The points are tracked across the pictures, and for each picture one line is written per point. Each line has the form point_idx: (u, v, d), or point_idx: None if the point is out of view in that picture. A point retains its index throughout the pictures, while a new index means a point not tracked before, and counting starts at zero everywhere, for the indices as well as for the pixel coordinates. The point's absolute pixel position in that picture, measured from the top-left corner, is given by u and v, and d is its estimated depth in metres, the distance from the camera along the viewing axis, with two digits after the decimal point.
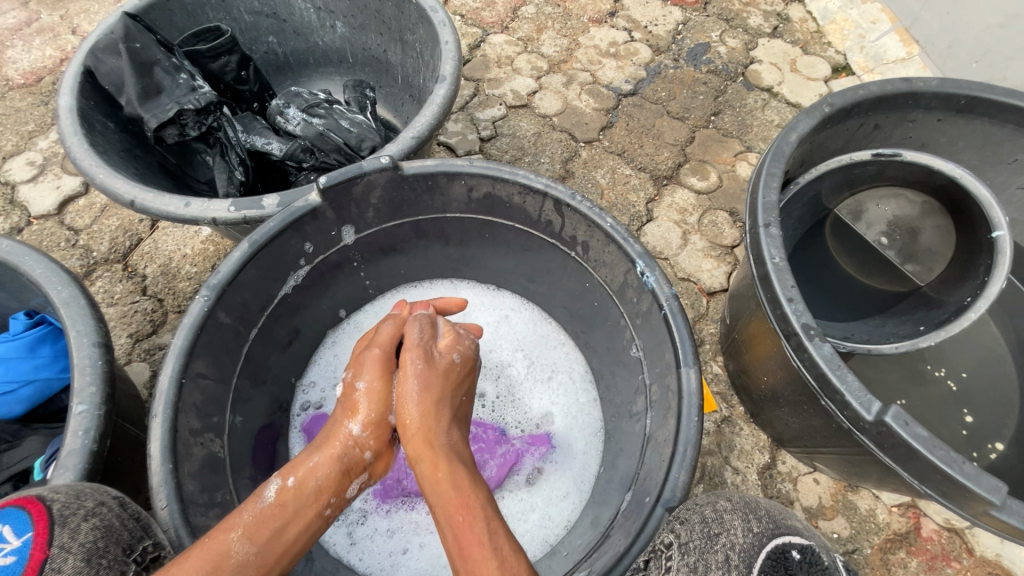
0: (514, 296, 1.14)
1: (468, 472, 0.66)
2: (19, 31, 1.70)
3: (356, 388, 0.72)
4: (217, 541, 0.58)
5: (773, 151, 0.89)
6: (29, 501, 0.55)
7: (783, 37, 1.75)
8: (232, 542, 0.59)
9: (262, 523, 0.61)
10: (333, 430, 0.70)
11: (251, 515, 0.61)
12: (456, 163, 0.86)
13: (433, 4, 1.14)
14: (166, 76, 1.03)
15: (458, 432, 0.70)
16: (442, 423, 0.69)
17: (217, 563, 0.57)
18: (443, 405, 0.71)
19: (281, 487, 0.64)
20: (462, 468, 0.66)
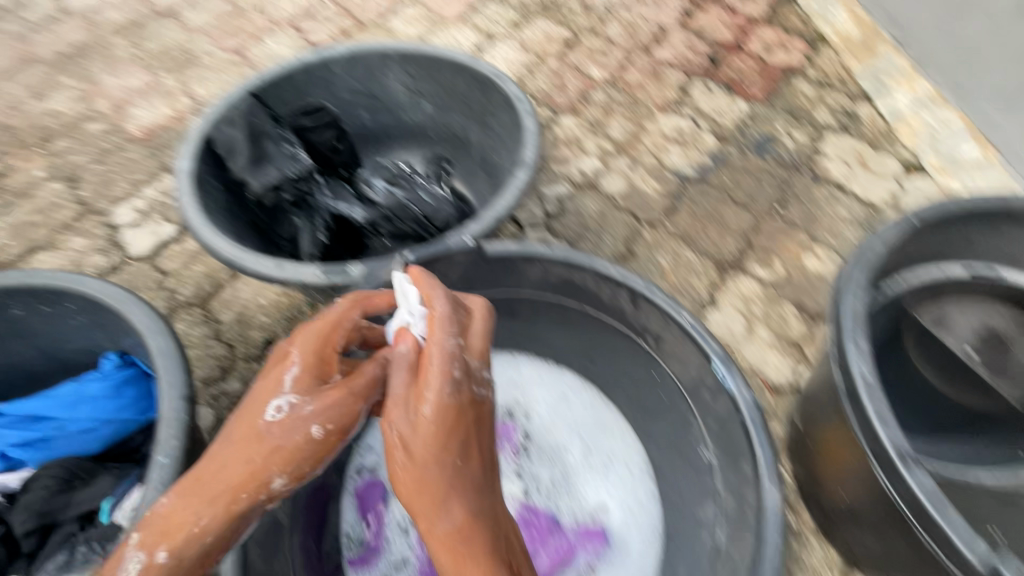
0: (573, 375, 1.10)
1: (468, 549, 0.65)
2: (143, 92, 1.92)
3: (289, 433, 0.71)
4: None
5: (857, 259, 0.88)
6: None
7: (851, 133, 1.77)
8: None
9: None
10: (241, 483, 0.69)
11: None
12: (534, 248, 0.90)
13: (519, 93, 1.21)
14: (273, 146, 1.18)
15: (457, 504, 0.67)
16: (438, 498, 0.67)
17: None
18: (426, 467, 0.68)
19: (149, 559, 0.66)
20: (464, 544, 0.66)
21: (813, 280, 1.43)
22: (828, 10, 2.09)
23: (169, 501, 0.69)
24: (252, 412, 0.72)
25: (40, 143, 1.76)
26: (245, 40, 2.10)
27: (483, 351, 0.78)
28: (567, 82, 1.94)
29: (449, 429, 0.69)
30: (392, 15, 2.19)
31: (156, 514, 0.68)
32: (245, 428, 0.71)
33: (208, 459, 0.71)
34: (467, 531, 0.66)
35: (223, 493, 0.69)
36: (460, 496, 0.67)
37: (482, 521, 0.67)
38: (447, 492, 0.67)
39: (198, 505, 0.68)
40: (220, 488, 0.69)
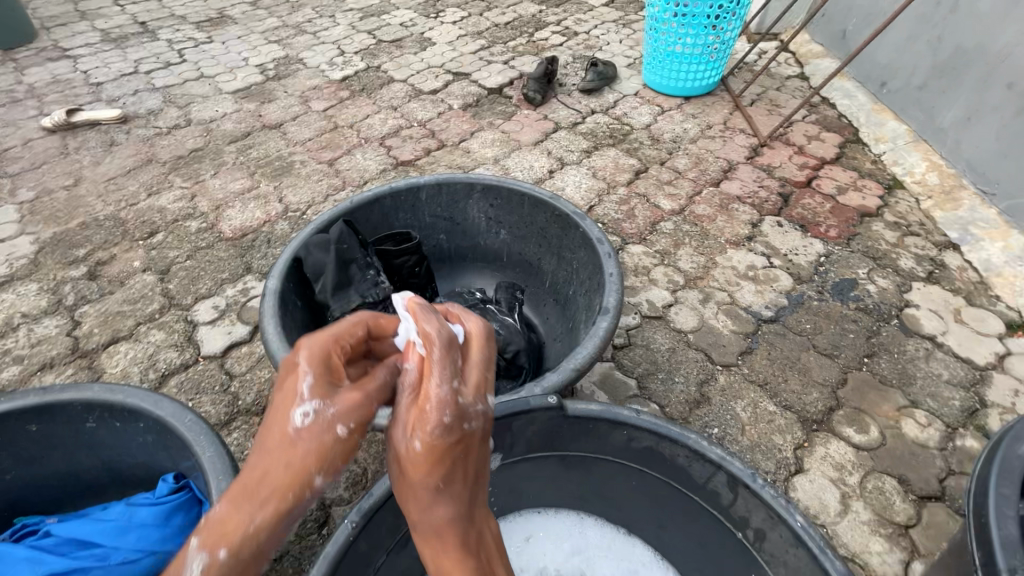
0: (644, 547, 0.99)
1: (448, 553, 0.67)
2: (241, 195, 2.10)
3: (319, 435, 0.61)
4: None
5: (1000, 463, 0.75)
6: None
7: (940, 283, 1.67)
8: None
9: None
10: (280, 489, 0.59)
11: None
12: (621, 412, 0.83)
13: (599, 234, 1.22)
14: (358, 272, 1.19)
15: (438, 513, 0.66)
16: (421, 508, 0.66)
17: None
18: (419, 490, 0.66)
19: (210, 561, 0.57)
20: (443, 550, 0.67)
21: (914, 450, 1.28)
22: (903, 156, 2.09)
23: (223, 510, 0.60)
24: (279, 414, 0.63)
25: (143, 237, 1.91)
26: (337, 154, 2.30)
27: (485, 377, 0.72)
28: (635, 210, 1.97)
29: (444, 461, 0.65)
30: (471, 138, 2.37)
31: (210, 521, 0.59)
32: (273, 431, 0.62)
33: (251, 460, 0.62)
34: (451, 551, 0.67)
35: (268, 495, 0.59)
36: (449, 518, 0.67)
37: (464, 539, 0.69)
38: (433, 511, 0.66)
39: (248, 506, 0.59)
40: (266, 491, 0.59)
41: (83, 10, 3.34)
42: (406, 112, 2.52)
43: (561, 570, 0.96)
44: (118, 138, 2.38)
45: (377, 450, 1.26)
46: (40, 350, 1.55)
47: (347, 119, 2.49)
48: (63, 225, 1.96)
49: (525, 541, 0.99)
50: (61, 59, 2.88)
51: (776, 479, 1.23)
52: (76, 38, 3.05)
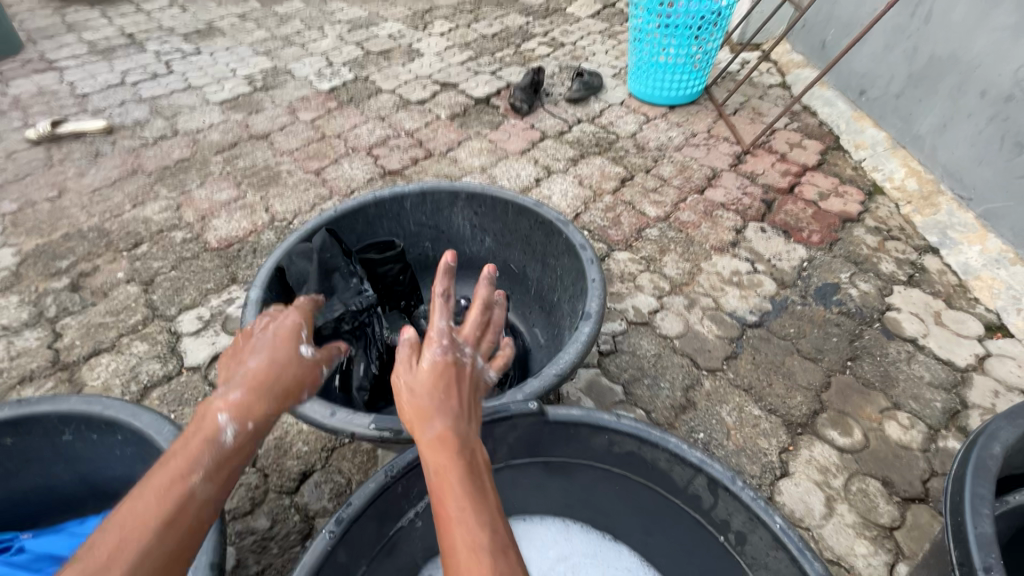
0: (631, 556, 0.99)
1: (447, 461, 0.68)
2: (227, 205, 2.09)
3: (315, 366, 0.90)
4: (182, 482, 0.68)
5: (975, 463, 0.76)
6: None
7: (920, 286, 1.70)
8: (195, 483, 0.69)
9: (223, 461, 0.73)
10: (290, 390, 0.85)
11: (213, 458, 0.72)
12: (602, 416, 0.83)
13: (582, 240, 1.23)
14: (341, 281, 1.20)
15: (439, 424, 0.72)
16: (424, 422, 0.73)
17: (185, 502, 0.67)
18: (422, 400, 0.75)
19: (238, 429, 0.76)
20: (442, 457, 0.69)
21: (897, 451, 1.29)
22: (883, 162, 2.13)
23: (243, 395, 0.79)
24: (283, 343, 0.89)
25: (127, 248, 1.89)
26: (324, 163, 2.30)
27: (477, 338, 0.90)
28: (622, 218, 1.99)
29: (446, 378, 0.78)
30: (459, 147, 2.38)
31: (230, 405, 0.78)
32: (278, 354, 0.87)
33: (265, 364, 0.85)
34: (451, 452, 0.69)
35: (280, 394, 0.84)
36: (449, 424, 0.72)
37: (464, 449, 0.70)
38: (434, 417, 0.73)
39: (266, 397, 0.81)
40: (280, 388, 0.84)
41: (71, 22, 3.34)
42: (394, 122, 2.53)
43: None
44: (104, 149, 2.37)
45: (363, 461, 1.25)
46: (19, 364, 1.52)
47: (335, 129, 2.50)
48: (46, 236, 1.94)
49: None
50: (46, 70, 2.88)
51: (762, 483, 1.23)
52: (62, 51, 3.04)
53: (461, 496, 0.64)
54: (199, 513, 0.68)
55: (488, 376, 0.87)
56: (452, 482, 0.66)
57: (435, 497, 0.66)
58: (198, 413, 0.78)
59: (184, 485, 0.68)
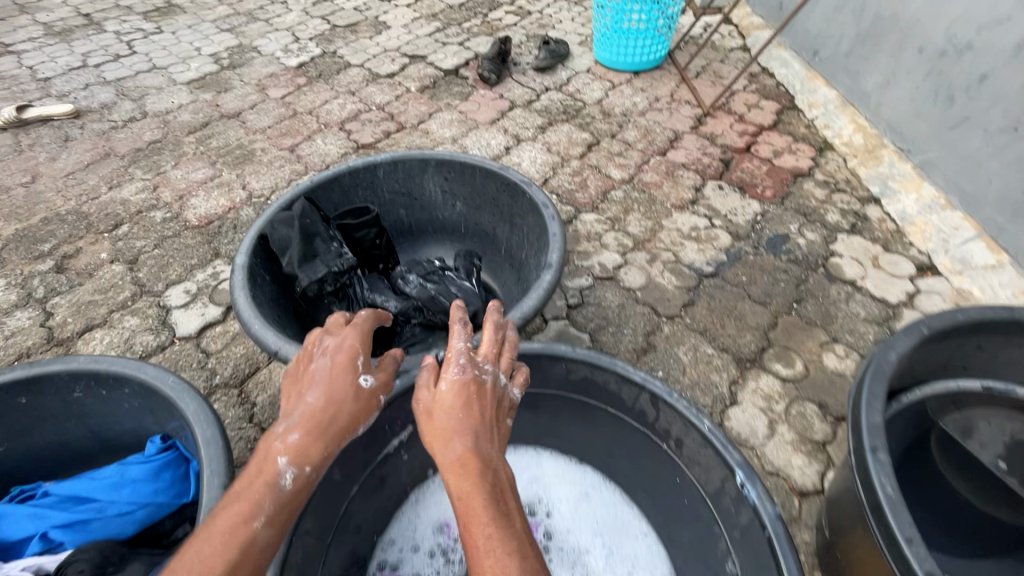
0: (595, 473, 1.11)
1: (470, 484, 0.70)
2: (204, 184, 2.13)
3: (372, 398, 0.86)
4: (243, 530, 0.70)
5: (873, 368, 0.89)
6: None
7: (862, 234, 1.84)
8: (256, 530, 0.70)
9: (281, 506, 0.74)
10: (346, 427, 0.83)
11: (274, 504, 0.73)
12: (559, 348, 0.96)
13: (544, 199, 1.33)
14: (322, 245, 1.26)
15: (461, 446, 0.73)
16: (446, 443, 0.74)
17: (246, 546, 0.69)
18: (444, 424, 0.76)
19: (298, 473, 0.76)
20: (466, 481, 0.70)
21: (834, 379, 1.44)
22: (833, 120, 2.25)
23: (302, 434, 0.78)
24: (343, 373, 0.85)
25: (108, 229, 1.94)
26: (297, 139, 2.34)
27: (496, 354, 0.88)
28: (588, 181, 2.08)
29: (468, 400, 0.79)
30: (430, 119, 2.43)
31: (289, 445, 0.77)
32: (337, 385, 0.83)
33: (322, 401, 0.81)
34: (477, 482, 0.70)
35: (338, 432, 0.81)
36: (475, 454, 0.73)
37: (488, 478, 0.71)
38: (457, 442, 0.74)
39: (323, 437, 0.79)
40: (337, 426, 0.81)
41: (23, 3, 3.24)
42: (364, 96, 2.56)
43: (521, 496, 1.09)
44: (73, 133, 2.36)
45: None
46: (15, 342, 1.59)
47: (306, 105, 2.52)
48: (24, 221, 1.97)
49: None
50: (4, 54, 2.81)
51: (713, 411, 1.38)
52: (18, 33, 2.97)
53: (489, 531, 0.66)
54: (262, 557, 0.70)
55: (511, 393, 0.86)
56: (479, 514, 0.67)
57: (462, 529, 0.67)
58: (259, 450, 0.77)
59: (246, 531, 0.70)
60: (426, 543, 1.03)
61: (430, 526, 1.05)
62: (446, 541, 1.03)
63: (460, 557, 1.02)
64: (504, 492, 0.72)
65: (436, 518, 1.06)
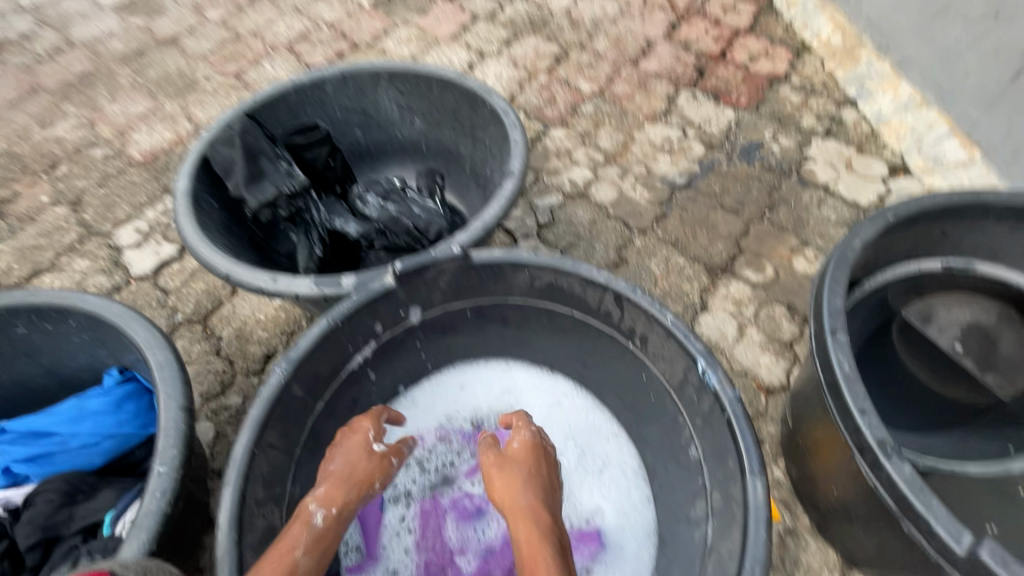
0: (567, 381, 1.11)
1: (541, 532, 0.75)
2: (145, 117, 1.98)
3: (384, 459, 0.87)
4: (285, 557, 0.71)
5: (837, 255, 0.88)
6: None
7: (837, 137, 1.80)
8: (298, 558, 0.71)
9: (317, 547, 0.74)
10: (367, 479, 0.84)
11: (309, 537, 0.74)
12: (521, 254, 0.94)
13: (504, 106, 1.26)
14: (269, 163, 1.20)
15: (532, 498, 0.80)
16: (517, 495, 0.81)
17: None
18: (511, 477, 0.83)
19: (325, 514, 0.77)
20: (536, 529, 0.75)
21: (802, 281, 1.45)
22: (812, 20, 2.14)
23: (326, 486, 0.80)
24: (355, 435, 0.87)
25: (44, 170, 1.80)
26: (243, 65, 2.16)
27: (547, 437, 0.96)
28: (557, 95, 1.98)
29: (536, 458, 0.87)
30: (386, 37, 2.25)
31: (315, 495, 0.79)
32: (353, 450, 0.85)
33: (343, 462, 0.84)
34: (543, 527, 0.75)
35: (357, 482, 0.82)
36: (535, 502, 0.79)
37: (553, 530, 0.76)
38: (527, 487, 0.81)
39: (346, 487, 0.81)
40: (355, 478, 0.82)
41: None
42: (312, 14, 2.35)
43: (493, 407, 1.10)
44: None
45: None
46: None
47: (249, 27, 2.31)
48: None
49: (459, 389, 1.11)
50: None
51: (684, 319, 1.38)
52: None
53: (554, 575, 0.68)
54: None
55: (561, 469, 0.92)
56: (542, 552, 0.72)
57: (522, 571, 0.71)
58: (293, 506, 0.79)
59: (290, 559, 0.70)
60: None
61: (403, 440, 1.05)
62: (420, 453, 1.05)
63: (435, 465, 1.04)
64: (561, 543, 0.75)
65: (409, 433, 1.06)
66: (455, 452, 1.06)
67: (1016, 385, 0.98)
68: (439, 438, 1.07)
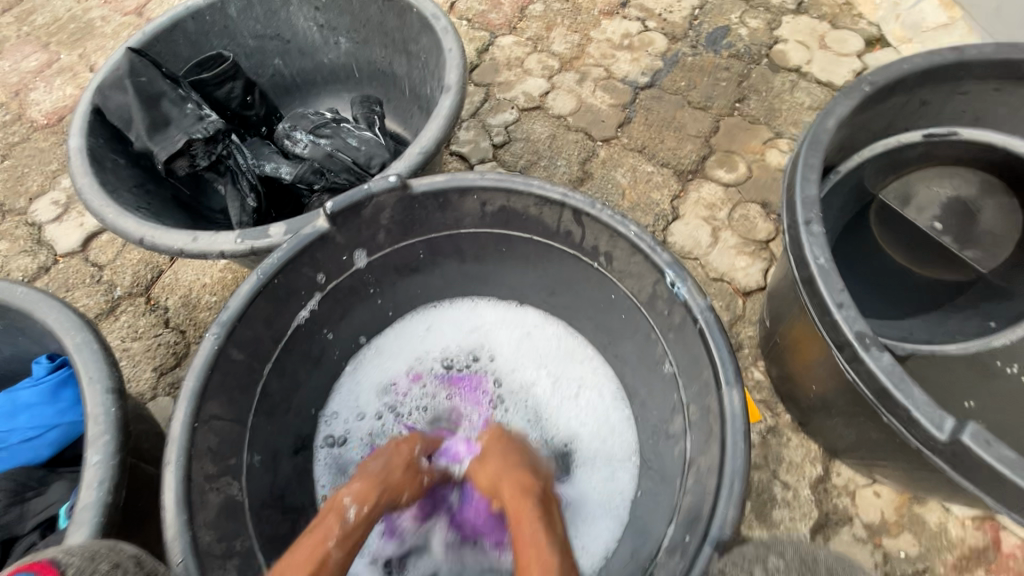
0: (536, 311, 1.04)
1: (519, 492, 0.72)
2: (40, 73, 1.74)
3: (420, 474, 0.81)
4: (318, 550, 0.68)
5: (810, 139, 0.80)
6: (41, 566, 0.53)
7: (809, 12, 1.64)
8: (330, 549, 0.69)
9: (346, 547, 0.71)
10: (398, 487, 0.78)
11: (341, 532, 0.71)
12: (467, 178, 0.84)
13: (434, 10, 1.10)
14: (173, 107, 1.05)
15: (506, 463, 0.76)
16: (495, 464, 0.77)
17: (319, 566, 0.67)
18: (485, 461, 0.79)
19: (358, 513, 0.73)
20: (515, 489, 0.72)
21: (777, 175, 1.37)
22: None
23: (360, 483, 0.76)
24: (402, 443, 0.82)
25: None
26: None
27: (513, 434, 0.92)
28: None
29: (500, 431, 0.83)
30: None
31: (350, 496, 0.74)
32: (398, 453, 0.80)
33: (379, 464, 0.79)
34: (521, 484, 0.73)
35: (394, 488, 0.77)
36: (511, 466, 0.76)
37: (530, 481, 0.73)
38: (508, 453, 0.78)
39: (382, 489, 0.76)
40: (389, 483, 0.77)
41: None
42: None
43: (461, 349, 1.04)
44: None
45: None
46: None
47: None
48: None
49: (426, 332, 1.04)
50: None
51: (656, 230, 1.31)
52: None
53: (536, 525, 0.67)
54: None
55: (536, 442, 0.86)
56: (526, 511, 0.69)
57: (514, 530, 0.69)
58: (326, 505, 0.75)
59: (321, 552, 0.68)
60: (372, 408, 0.99)
61: (373, 390, 1.00)
62: (393, 400, 1.00)
63: (409, 410, 0.99)
64: (548, 495, 0.73)
65: (379, 386, 1.01)
66: (428, 395, 1.01)
67: (995, 260, 0.98)
68: (411, 380, 1.01)
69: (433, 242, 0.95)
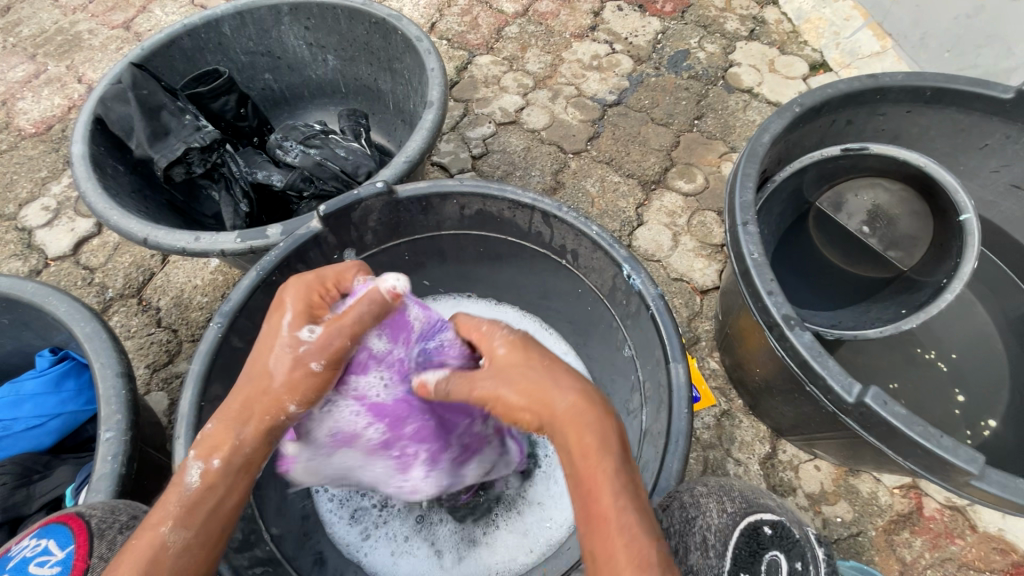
0: (514, 307, 1.14)
1: (596, 437, 0.57)
2: (28, 83, 1.78)
3: (304, 361, 0.69)
4: (147, 537, 0.57)
5: (747, 152, 0.93)
6: (71, 518, 0.63)
7: (760, 39, 1.80)
8: (165, 532, 0.58)
9: (195, 513, 0.60)
10: (266, 407, 0.67)
11: (180, 502, 0.60)
12: (447, 184, 0.94)
13: (417, 33, 1.20)
14: (172, 119, 1.13)
15: (571, 397, 0.60)
16: (551, 392, 0.61)
17: (155, 556, 0.56)
18: (516, 390, 0.62)
19: (206, 468, 0.63)
20: (589, 434, 0.58)
21: None
22: None
23: (212, 429, 0.66)
24: (273, 312, 0.72)
25: None
26: (130, 13, 1.94)
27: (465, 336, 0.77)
28: (479, 19, 1.87)
29: (527, 351, 0.65)
30: None
31: (203, 437, 0.65)
32: (269, 333, 0.70)
33: (245, 378, 0.69)
34: (596, 430, 0.58)
35: (252, 406, 0.67)
36: (567, 403, 0.60)
37: (607, 427, 0.58)
38: (560, 384, 0.61)
39: (237, 424, 0.66)
40: (250, 413, 0.67)
41: None
42: None
43: None
44: None
45: None
46: None
47: None
48: None
49: None
50: None
51: (622, 235, 1.43)
52: None
53: (619, 493, 0.54)
54: (177, 563, 0.57)
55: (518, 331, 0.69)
56: (607, 474, 0.55)
57: (585, 495, 0.56)
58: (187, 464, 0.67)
59: (151, 536, 0.58)
60: None
61: None
62: None
63: None
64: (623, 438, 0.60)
65: None
66: None
67: (913, 257, 1.10)
68: None
69: (418, 243, 1.04)
